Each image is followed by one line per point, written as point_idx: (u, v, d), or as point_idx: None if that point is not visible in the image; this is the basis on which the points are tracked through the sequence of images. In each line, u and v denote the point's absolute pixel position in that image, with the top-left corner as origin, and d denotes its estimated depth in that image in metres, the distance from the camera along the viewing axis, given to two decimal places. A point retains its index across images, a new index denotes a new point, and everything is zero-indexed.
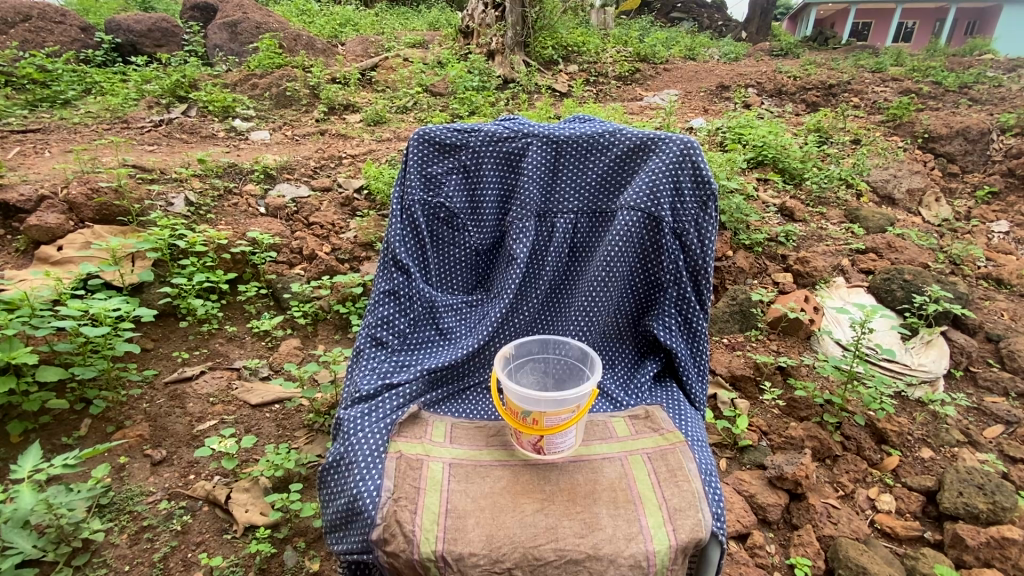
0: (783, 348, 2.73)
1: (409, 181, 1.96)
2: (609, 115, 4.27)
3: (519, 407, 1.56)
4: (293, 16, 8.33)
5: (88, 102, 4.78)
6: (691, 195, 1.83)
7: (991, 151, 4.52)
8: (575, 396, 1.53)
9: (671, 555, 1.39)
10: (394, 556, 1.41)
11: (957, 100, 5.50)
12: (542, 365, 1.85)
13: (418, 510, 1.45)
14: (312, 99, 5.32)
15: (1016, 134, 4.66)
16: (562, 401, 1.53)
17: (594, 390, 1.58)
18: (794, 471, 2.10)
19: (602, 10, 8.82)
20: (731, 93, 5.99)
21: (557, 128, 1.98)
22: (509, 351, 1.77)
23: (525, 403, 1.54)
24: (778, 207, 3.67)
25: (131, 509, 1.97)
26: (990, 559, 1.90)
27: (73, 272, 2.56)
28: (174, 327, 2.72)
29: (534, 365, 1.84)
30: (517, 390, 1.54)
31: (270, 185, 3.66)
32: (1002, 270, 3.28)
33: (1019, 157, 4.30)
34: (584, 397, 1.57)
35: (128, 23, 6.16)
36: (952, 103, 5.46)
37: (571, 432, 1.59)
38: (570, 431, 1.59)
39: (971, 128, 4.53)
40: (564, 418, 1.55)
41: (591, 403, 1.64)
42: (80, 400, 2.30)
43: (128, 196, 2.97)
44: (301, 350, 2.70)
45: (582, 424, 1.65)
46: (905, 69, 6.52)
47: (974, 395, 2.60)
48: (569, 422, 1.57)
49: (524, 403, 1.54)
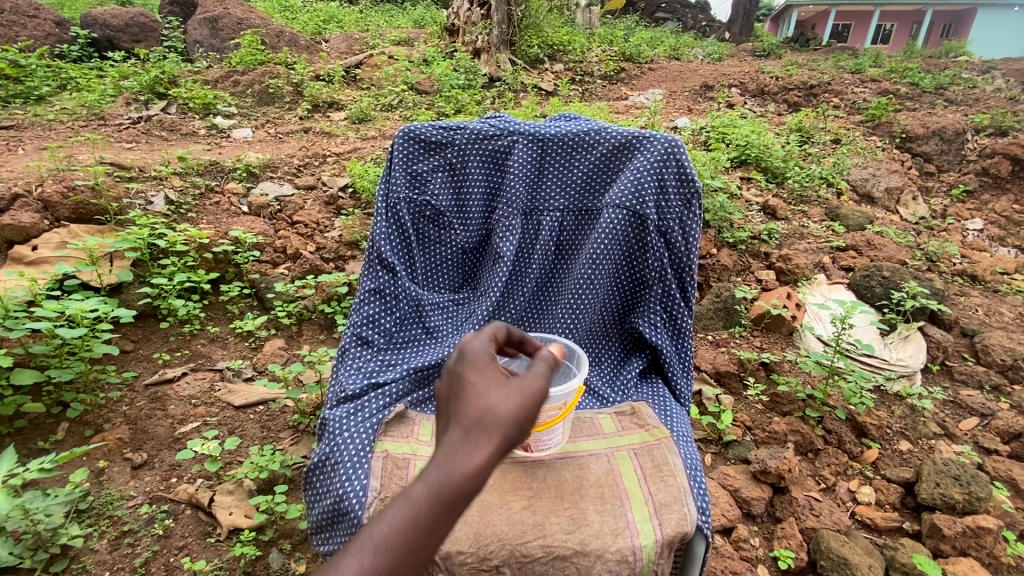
0: (766, 344, 2.77)
1: (395, 179, 1.96)
2: (594, 114, 4.29)
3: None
4: (275, 11, 8.24)
5: (63, 98, 4.68)
6: (676, 193, 1.85)
7: (966, 150, 4.63)
8: (562, 393, 1.52)
9: (657, 549, 1.41)
10: None
11: (934, 101, 5.61)
12: None
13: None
14: (295, 95, 5.26)
15: (989, 135, 4.78)
16: (551, 398, 1.52)
17: (581, 387, 1.58)
18: (777, 466, 2.14)
19: (587, 9, 8.89)
20: (715, 92, 6.05)
21: (542, 126, 1.98)
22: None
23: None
24: (761, 206, 3.72)
25: (111, 514, 1.94)
26: (966, 548, 1.96)
27: (48, 273, 2.50)
28: (154, 328, 2.68)
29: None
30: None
31: (253, 183, 3.61)
32: (976, 267, 3.37)
33: (993, 157, 4.41)
34: (571, 394, 1.55)
35: (104, 18, 6.06)
36: (928, 103, 5.58)
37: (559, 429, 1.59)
38: (557, 428, 1.58)
39: (947, 128, 4.64)
40: (551, 415, 1.54)
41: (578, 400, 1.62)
42: (56, 404, 2.26)
43: (105, 195, 2.91)
44: (285, 350, 2.67)
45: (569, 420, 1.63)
46: (885, 70, 6.62)
47: (950, 388, 2.66)
48: (557, 418, 1.56)
49: None
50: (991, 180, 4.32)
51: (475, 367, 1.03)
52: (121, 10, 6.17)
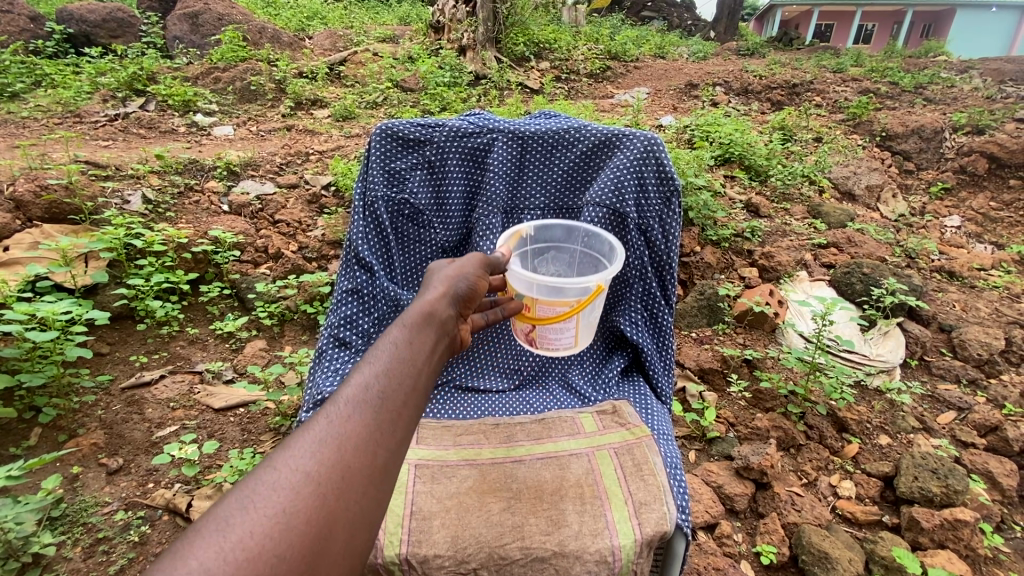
0: (749, 340, 2.80)
1: (372, 177, 1.88)
2: (579, 113, 4.32)
3: (513, 291, 1.47)
4: (258, 7, 8.18)
5: (38, 95, 4.61)
6: (656, 190, 1.83)
7: (944, 148, 4.72)
8: (573, 289, 1.41)
9: (636, 549, 1.36)
10: None
11: (913, 100, 5.72)
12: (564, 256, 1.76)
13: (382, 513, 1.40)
14: (278, 92, 5.21)
15: (967, 133, 4.87)
16: (562, 292, 1.42)
17: (601, 286, 1.43)
18: (759, 461, 2.15)
19: (573, 7, 8.94)
20: (700, 91, 6.11)
21: (522, 123, 1.95)
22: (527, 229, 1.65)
23: (521, 288, 1.44)
24: (744, 204, 3.77)
25: (85, 521, 1.85)
26: (944, 540, 1.98)
27: (19, 274, 2.43)
28: (130, 331, 2.62)
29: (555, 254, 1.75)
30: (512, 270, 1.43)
31: (233, 182, 3.57)
32: (954, 264, 3.45)
33: (970, 154, 4.51)
34: (585, 293, 1.43)
35: (80, 13, 6.02)
36: (908, 102, 5.69)
37: (570, 328, 1.50)
38: (568, 327, 1.49)
39: (925, 127, 4.73)
40: (560, 310, 1.45)
41: (598, 300, 1.50)
42: (29, 409, 2.18)
43: (79, 194, 2.85)
44: (266, 352, 2.63)
45: (587, 320, 1.53)
46: (865, 70, 6.75)
47: (928, 382, 2.71)
48: (567, 314, 1.46)
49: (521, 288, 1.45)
50: (969, 178, 4.42)
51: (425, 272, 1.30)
52: (98, 6, 6.14)
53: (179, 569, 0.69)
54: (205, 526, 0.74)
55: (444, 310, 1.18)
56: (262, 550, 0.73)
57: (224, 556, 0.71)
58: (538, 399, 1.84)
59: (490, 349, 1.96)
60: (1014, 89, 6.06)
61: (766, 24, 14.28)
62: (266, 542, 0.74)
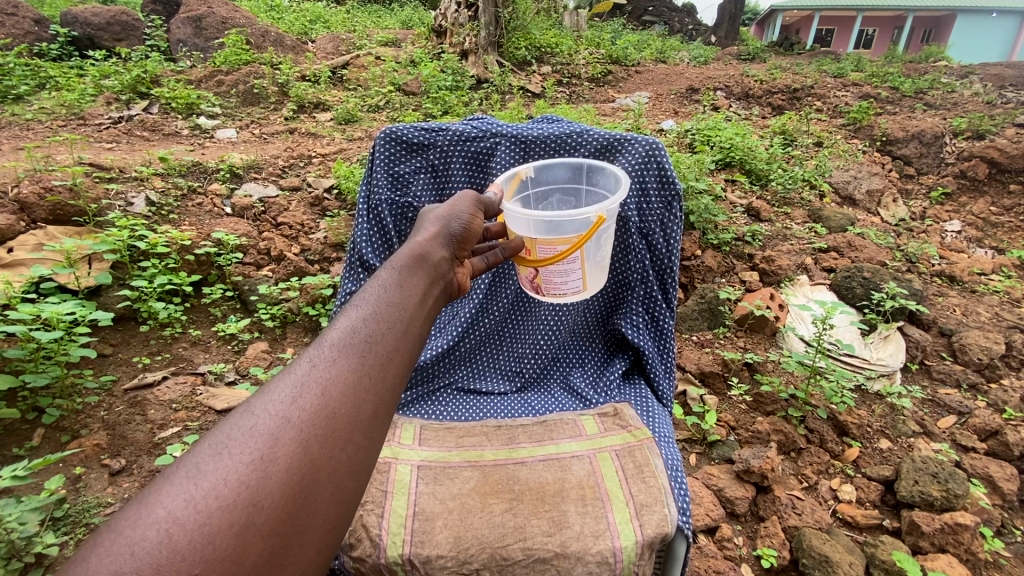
0: (750, 344, 2.81)
1: (377, 181, 1.89)
2: (579, 117, 4.33)
3: (513, 232, 1.47)
4: (262, 11, 8.23)
5: (42, 97, 4.65)
6: (657, 195, 1.82)
7: (944, 153, 4.71)
8: (569, 223, 1.38)
9: (637, 551, 1.37)
10: (360, 560, 1.38)
11: (913, 105, 5.72)
12: (572, 196, 1.71)
13: (385, 514, 1.42)
14: (280, 96, 5.22)
15: (967, 138, 4.88)
16: (559, 229, 1.39)
17: (600, 218, 1.40)
18: (760, 465, 2.15)
19: (574, 12, 8.96)
20: (701, 95, 6.10)
21: (524, 127, 1.92)
22: (528, 171, 1.65)
23: (520, 228, 1.44)
24: (745, 208, 3.78)
25: (87, 522, 1.84)
26: (944, 544, 1.98)
27: (23, 275, 2.45)
28: (134, 332, 2.63)
29: (563, 193, 1.71)
30: (509, 210, 1.42)
31: (236, 184, 3.59)
32: (954, 268, 3.45)
33: (971, 159, 4.52)
34: (584, 226, 1.40)
35: (85, 16, 6.07)
36: (908, 107, 5.70)
37: (576, 268, 1.48)
38: (574, 264, 1.47)
39: (926, 132, 4.71)
40: (560, 249, 1.43)
41: (601, 230, 1.46)
42: (32, 409, 2.19)
43: (83, 196, 2.86)
44: (268, 353, 2.64)
45: (592, 257, 1.50)
46: (866, 74, 6.74)
47: (929, 387, 2.72)
48: (567, 253, 1.44)
49: (519, 230, 1.44)
50: (968, 183, 4.43)
51: (419, 216, 1.37)
52: (102, 9, 6.18)
53: (151, 517, 0.73)
54: (181, 475, 0.78)
55: (432, 260, 1.21)
56: (237, 498, 0.77)
57: (197, 505, 0.75)
58: (539, 402, 1.84)
59: (492, 351, 1.97)
60: (1015, 94, 6.07)
61: (766, 29, 14.30)
62: (240, 491, 0.77)
